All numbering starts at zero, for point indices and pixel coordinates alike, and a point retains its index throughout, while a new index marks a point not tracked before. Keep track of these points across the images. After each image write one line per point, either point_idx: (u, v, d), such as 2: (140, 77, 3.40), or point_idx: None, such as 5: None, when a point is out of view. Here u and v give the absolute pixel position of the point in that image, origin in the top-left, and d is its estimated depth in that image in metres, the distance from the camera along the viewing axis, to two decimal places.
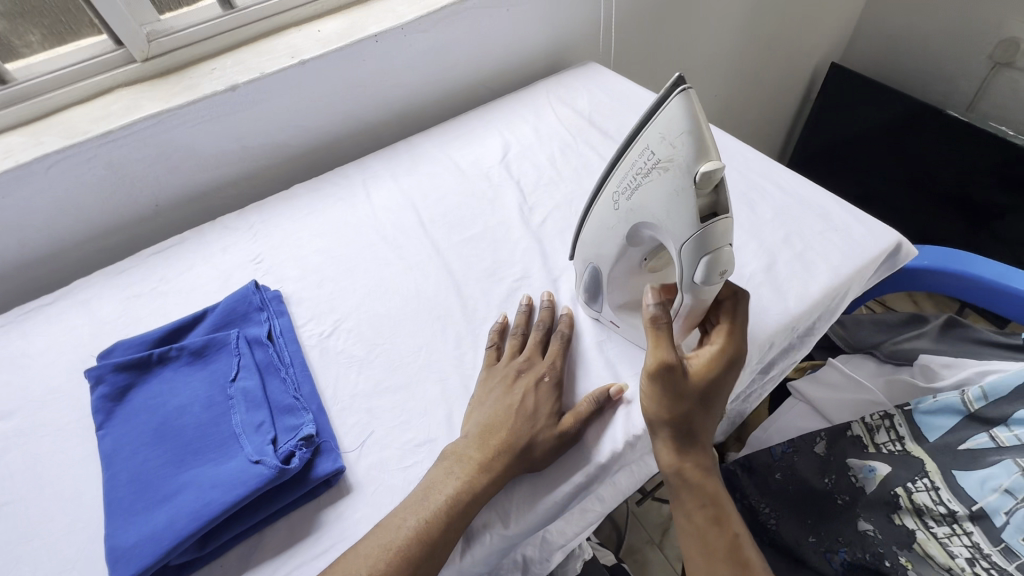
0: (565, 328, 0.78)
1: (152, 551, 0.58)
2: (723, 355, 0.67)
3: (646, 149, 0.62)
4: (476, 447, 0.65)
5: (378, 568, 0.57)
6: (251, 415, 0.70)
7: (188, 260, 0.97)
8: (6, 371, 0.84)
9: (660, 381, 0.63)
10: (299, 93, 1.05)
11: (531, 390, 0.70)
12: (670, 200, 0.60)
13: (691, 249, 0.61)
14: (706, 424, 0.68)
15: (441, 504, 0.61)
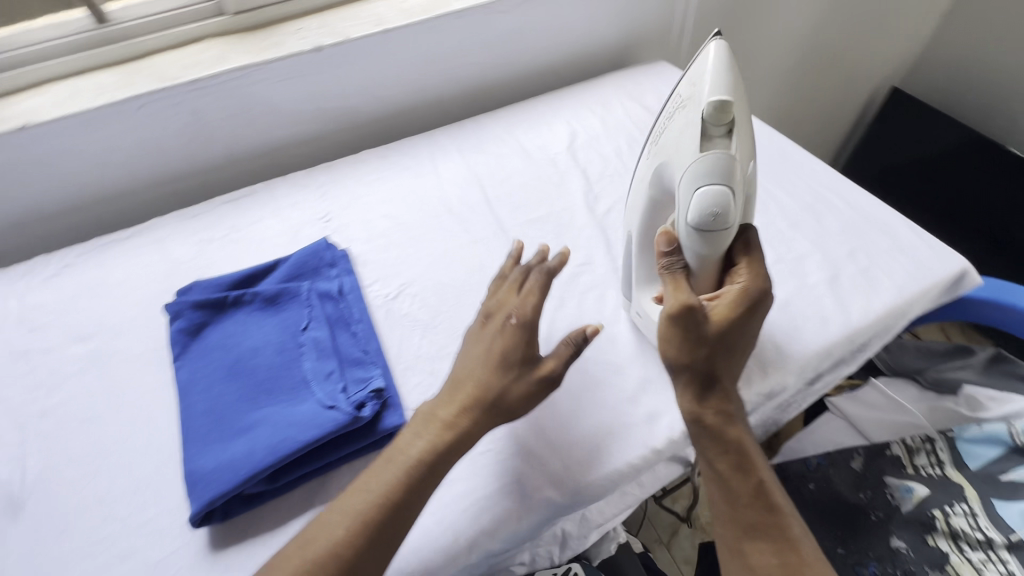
0: (541, 274, 0.71)
1: (230, 478, 0.61)
2: (744, 298, 0.65)
3: (678, 95, 0.70)
4: (456, 395, 0.64)
5: (341, 552, 0.55)
6: (321, 364, 0.73)
7: (259, 212, 1.00)
8: (85, 297, 0.88)
9: (678, 325, 0.63)
10: (377, 62, 1.07)
11: (500, 339, 0.66)
12: (682, 134, 0.66)
13: (689, 193, 0.64)
14: (729, 368, 0.66)
15: (406, 464, 0.60)
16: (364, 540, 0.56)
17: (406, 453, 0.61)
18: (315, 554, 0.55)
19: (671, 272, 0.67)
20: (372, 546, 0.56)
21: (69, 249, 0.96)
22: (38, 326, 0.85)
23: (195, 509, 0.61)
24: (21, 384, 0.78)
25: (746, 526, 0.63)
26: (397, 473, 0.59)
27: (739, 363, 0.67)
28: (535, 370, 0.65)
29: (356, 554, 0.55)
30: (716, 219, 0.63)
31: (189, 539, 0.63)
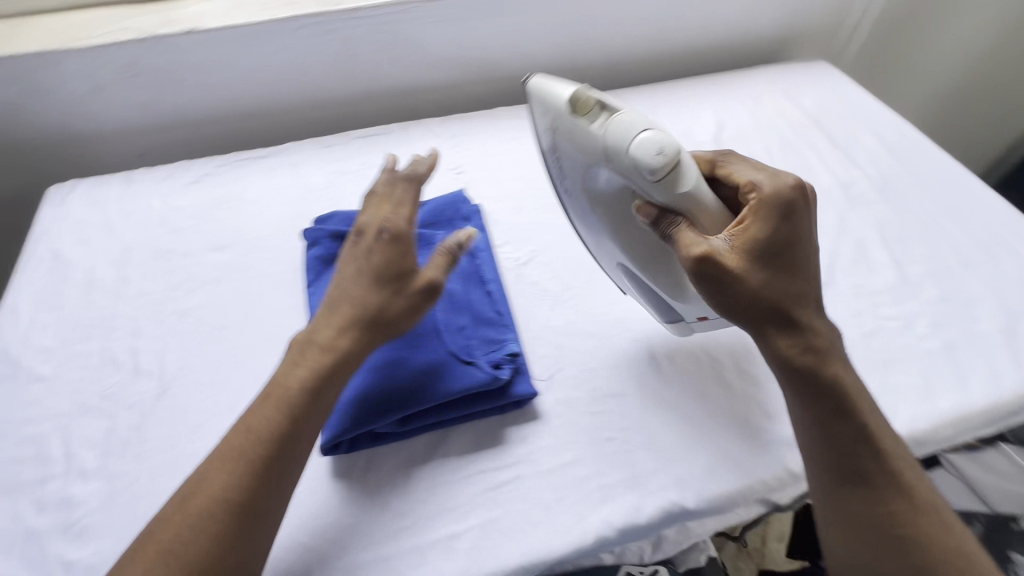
0: (411, 190, 0.69)
1: (364, 414, 0.62)
2: (762, 208, 0.57)
3: (547, 135, 0.65)
4: (325, 323, 0.62)
5: (224, 501, 0.52)
6: (453, 317, 0.70)
7: (391, 153, 0.99)
8: (223, 209, 0.90)
9: (705, 269, 0.56)
10: (532, 18, 1.03)
11: (365, 257, 0.64)
12: (581, 143, 0.61)
13: (624, 159, 0.57)
14: (796, 292, 0.58)
15: (286, 394, 0.57)
16: (244, 486, 0.53)
17: (281, 390, 0.58)
18: (190, 502, 0.52)
19: (677, 227, 0.57)
20: (264, 488, 0.53)
21: (210, 159, 0.98)
22: (178, 228, 0.87)
23: (328, 434, 0.62)
24: (162, 282, 0.80)
25: (843, 477, 0.57)
26: (250, 422, 0.56)
27: (809, 285, 0.59)
28: (406, 287, 0.63)
29: (249, 498, 0.52)
30: (662, 156, 0.55)
31: (314, 463, 0.63)
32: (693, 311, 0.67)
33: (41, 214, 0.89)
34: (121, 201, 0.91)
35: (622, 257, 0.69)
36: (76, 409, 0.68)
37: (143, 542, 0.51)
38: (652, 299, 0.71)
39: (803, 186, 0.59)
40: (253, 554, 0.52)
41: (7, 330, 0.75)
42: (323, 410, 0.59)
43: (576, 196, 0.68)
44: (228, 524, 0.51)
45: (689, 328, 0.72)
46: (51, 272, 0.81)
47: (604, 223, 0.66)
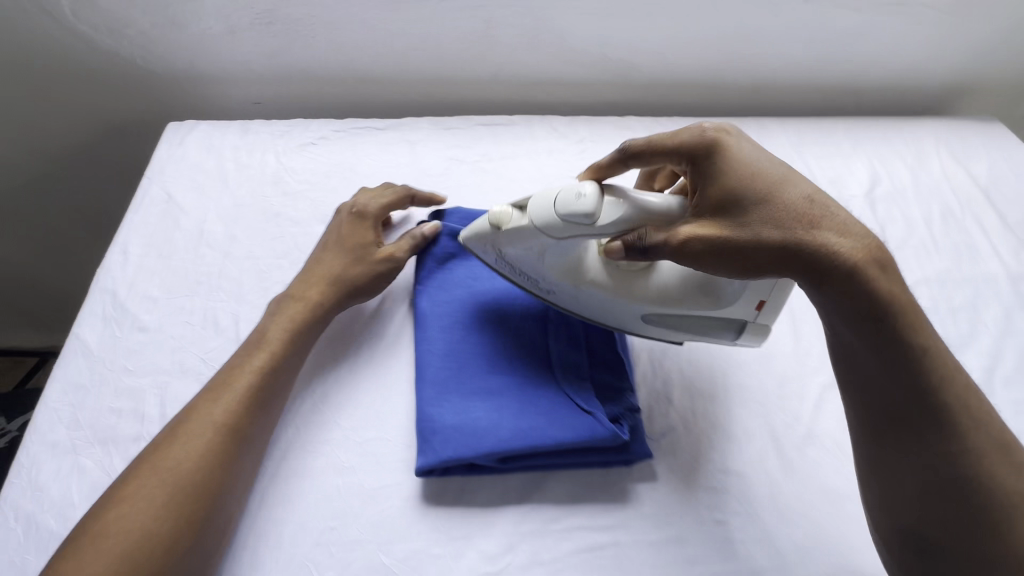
0: (401, 193, 0.78)
1: (471, 447, 0.57)
2: (707, 168, 0.55)
3: (496, 255, 0.68)
4: (303, 286, 0.69)
5: (214, 426, 0.56)
6: (569, 353, 0.66)
7: (513, 148, 0.93)
8: (336, 178, 0.86)
9: (691, 251, 0.54)
10: (690, 24, 0.93)
11: (337, 232, 0.74)
12: (532, 245, 0.63)
13: (560, 226, 0.59)
14: (795, 217, 0.51)
15: (273, 348, 0.63)
16: (234, 432, 0.57)
17: (263, 343, 0.63)
18: (179, 442, 0.55)
19: (636, 237, 0.57)
20: (247, 413, 0.58)
21: (328, 121, 0.94)
22: (290, 192, 0.84)
23: (426, 458, 0.57)
24: (269, 247, 0.77)
25: (889, 417, 0.51)
26: (232, 372, 0.60)
27: (804, 203, 0.52)
28: (369, 257, 0.72)
29: (233, 421, 0.57)
30: (584, 199, 0.57)
31: (406, 480, 0.60)
32: (747, 306, 0.62)
33: (158, 151, 0.87)
34: (237, 150, 0.88)
35: (642, 310, 0.64)
36: (175, 368, 0.66)
37: (133, 466, 0.54)
38: (703, 324, 0.65)
39: (703, 125, 0.57)
40: (229, 490, 0.55)
41: (116, 269, 0.74)
42: (299, 353, 0.65)
43: (565, 291, 0.65)
44: (222, 444, 0.55)
45: (764, 326, 0.65)
46: (162, 216, 0.79)
47: (598, 298, 0.64)
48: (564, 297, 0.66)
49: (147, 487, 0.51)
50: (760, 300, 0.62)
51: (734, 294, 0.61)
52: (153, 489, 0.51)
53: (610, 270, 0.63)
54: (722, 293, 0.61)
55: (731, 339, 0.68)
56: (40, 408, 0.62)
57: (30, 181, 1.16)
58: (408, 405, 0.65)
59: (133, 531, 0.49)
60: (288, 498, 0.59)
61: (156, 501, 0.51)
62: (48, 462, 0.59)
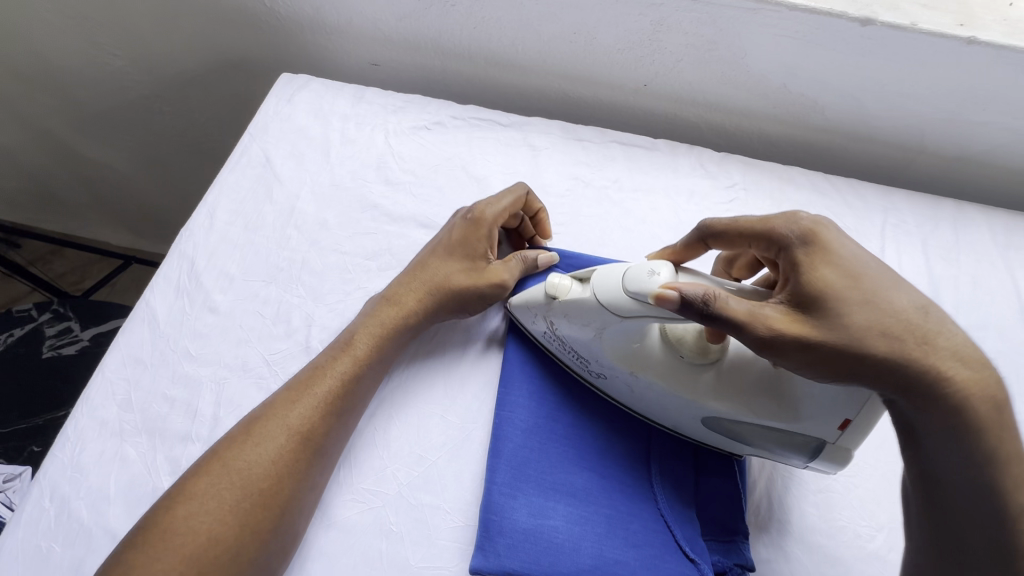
0: (519, 195, 0.65)
1: (546, 564, 0.48)
2: (802, 256, 0.46)
3: (549, 332, 0.58)
4: (400, 291, 0.61)
5: (292, 432, 0.51)
6: (674, 467, 0.54)
7: (649, 180, 0.78)
8: (443, 174, 0.76)
9: (772, 342, 0.44)
10: (910, 71, 0.74)
11: (447, 237, 0.64)
12: (591, 323, 0.53)
13: (626, 303, 0.49)
14: (905, 331, 0.43)
15: (361, 353, 0.56)
16: (312, 440, 0.51)
17: (352, 343, 0.57)
18: (253, 443, 0.50)
19: (703, 295, 0.44)
20: (325, 421, 0.52)
21: (447, 103, 0.83)
22: (392, 181, 0.75)
23: (486, 560, 0.48)
24: (359, 243, 0.69)
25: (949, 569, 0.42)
26: (317, 371, 0.55)
27: (916, 315, 0.44)
28: (477, 274, 0.61)
29: (310, 430, 0.51)
30: (660, 277, 0.47)
31: (457, 567, 0.51)
32: (826, 424, 0.47)
33: (266, 105, 0.80)
34: (346, 120, 0.80)
35: (705, 411, 0.51)
36: (236, 364, 0.60)
37: (205, 460, 0.49)
38: (770, 439, 0.50)
39: (798, 214, 0.49)
40: (297, 508, 0.49)
41: (199, 234, 0.68)
42: (384, 363, 0.58)
43: (619, 379, 0.55)
44: (297, 453, 0.50)
45: (845, 450, 0.49)
46: (256, 182, 0.73)
47: (657, 392, 0.53)
48: (615, 385, 0.56)
49: (217, 488, 0.47)
50: (844, 419, 0.47)
51: (814, 407, 0.47)
52: (223, 492, 0.47)
53: (670, 359, 0.52)
54: (798, 403, 0.48)
55: (802, 462, 0.52)
56: (96, 377, 0.58)
57: (143, 100, 1.15)
58: (475, 475, 0.55)
59: (199, 538, 0.45)
60: (340, 540, 0.52)
61: (225, 507, 0.46)
62: (94, 441, 0.55)
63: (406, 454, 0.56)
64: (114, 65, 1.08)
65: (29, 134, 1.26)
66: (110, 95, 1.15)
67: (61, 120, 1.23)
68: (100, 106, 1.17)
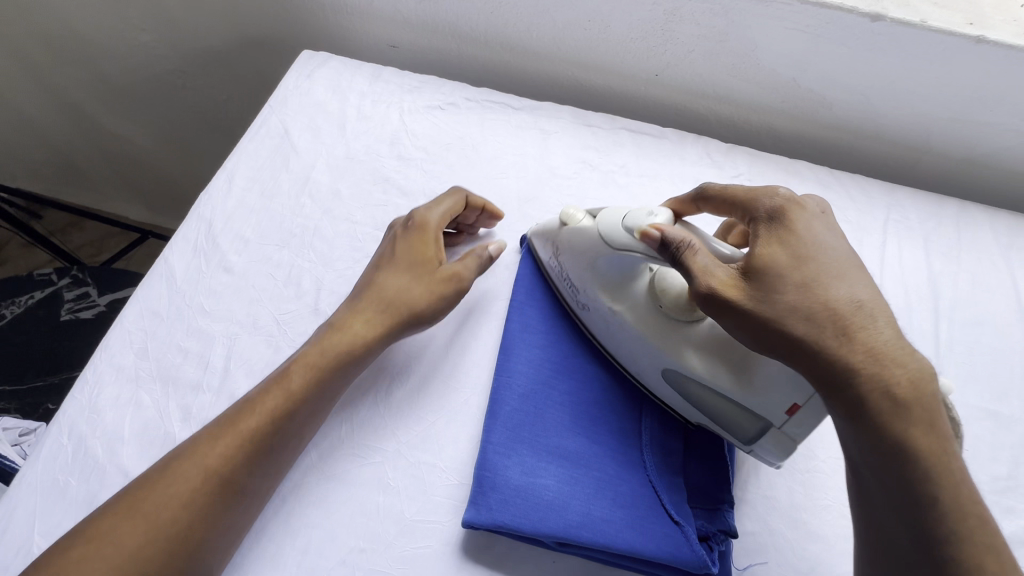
0: (459, 196, 0.66)
1: (534, 519, 0.49)
2: (766, 234, 0.49)
3: (554, 265, 0.62)
4: (348, 315, 0.58)
5: (208, 473, 0.48)
6: (664, 437, 0.56)
7: (656, 167, 0.80)
8: (454, 152, 0.78)
9: (710, 298, 0.47)
10: (919, 70, 0.75)
11: (390, 250, 0.62)
12: (588, 256, 0.58)
13: (620, 234, 0.54)
14: (829, 318, 0.45)
15: (297, 389, 0.53)
16: (234, 482, 0.49)
17: (289, 377, 0.53)
18: (168, 485, 0.47)
19: (678, 239, 0.49)
20: (248, 463, 0.49)
21: (462, 85, 0.85)
22: (404, 157, 0.77)
23: (478, 513, 0.50)
24: (369, 214, 0.72)
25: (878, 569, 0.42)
26: (250, 406, 0.51)
27: (847, 305, 0.45)
28: (428, 278, 0.60)
29: (231, 471, 0.48)
30: (657, 219, 0.52)
31: (450, 522, 0.54)
32: (774, 404, 0.48)
33: (286, 79, 0.83)
34: (363, 97, 0.82)
35: (667, 364, 0.53)
36: (248, 321, 0.62)
37: (121, 493, 0.47)
38: (726, 411, 0.52)
39: (781, 191, 0.52)
40: (211, 554, 0.47)
41: (218, 198, 0.71)
42: (325, 398, 0.54)
43: (599, 314, 0.58)
44: (211, 498, 0.47)
45: (790, 441, 0.50)
46: (274, 152, 0.76)
47: (630, 332, 0.55)
48: (596, 322, 0.59)
49: (122, 532, 0.45)
50: (793, 404, 0.47)
51: (769, 381, 0.48)
52: (125, 535, 0.45)
53: (651, 306, 0.55)
54: (756, 376, 0.49)
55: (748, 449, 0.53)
56: (116, 327, 0.61)
57: (168, 75, 1.18)
58: (471, 437, 0.57)
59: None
60: (338, 490, 0.55)
61: (124, 553, 0.44)
62: (111, 386, 0.58)
63: (408, 413, 0.58)
64: (141, 39, 1.12)
65: (56, 105, 1.30)
66: (135, 69, 1.18)
67: (86, 93, 1.26)
68: (126, 80, 1.21)
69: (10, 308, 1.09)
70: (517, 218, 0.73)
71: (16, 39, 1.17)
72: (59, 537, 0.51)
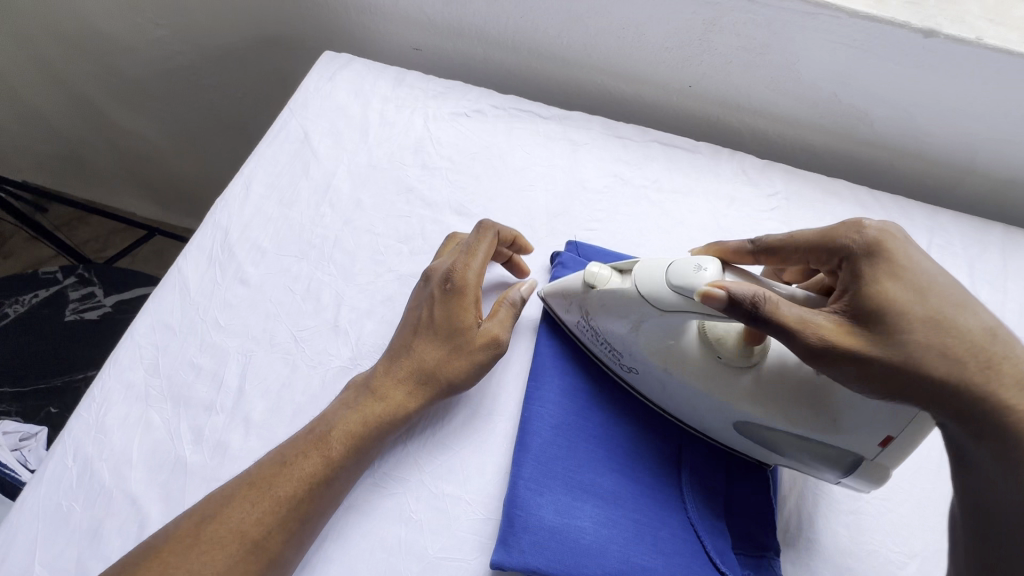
0: (489, 237, 0.59)
1: (569, 565, 0.46)
2: (872, 266, 0.46)
3: (586, 327, 0.56)
4: (386, 382, 0.54)
5: (243, 538, 0.45)
6: (704, 475, 0.53)
7: (690, 182, 0.77)
8: (481, 162, 0.75)
9: (823, 353, 0.43)
10: (969, 89, 0.72)
11: (427, 308, 0.57)
12: (630, 319, 0.52)
13: (671, 297, 0.49)
14: (967, 354, 0.42)
15: (337, 454, 0.50)
16: (270, 550, 0.45)
17: (326, 434, 0.50)
18: (200, 549, 0.44)
19: (752, 296, 0.43)
20: (284, 529, 0.46)
21: (488, 92, 0.82)
22: (429, 166, 0.74)
23: (508, 555, 0.47)
24: (392, 226, 0.69)
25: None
26: (287, 462, 0.48)
27: (981, 334, 0.43)
28: (468, 344, 0.55)
29: (265, 539, 0.45)
30: (706, 274, 0.47)
31: (475, 561, 0.50)
32: (868, 439, 0.46)
33: (307, 81, 0.80)
34: (386, 102, 0.79)
35: (737, 414, 0.50)
36: (264, 337, 0.59)
37: (142, 553, 0.44)
38: (809, 453, 0.50)
39: (863, 222, 0.48)
40: None
41: (235, 204, 0.68)
42: (364, 463, 0.51)
43: (651, 376, 0.54)
44: (248, 565, 0.44)
45: (883, 469, 0.48)
46: (293, 157, 0.72)
47: (688, 390, 0.52)
48: (646, 382, 0.55)
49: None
50: (886, 436, 0.46)
51: (857, 420, 0.46)
52: None
53: (708, 360, 0.51)
54: (840, 418, 0.46)
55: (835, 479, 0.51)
56: (125, 340, 0.58)
57: (181, 72, 1.15)
58: (499, 469, 0.54)
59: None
60: (357, 523, 0.51)
61: None
62: (119, 404, 0.55)
63: (433, 439, 0.55)
64: (156, 34, 1.09)
65: (66, 99, 1.27)
66: (149, 64, 1.15)
67: (97, 87, 1.23)
68: (138, 75, 1.18)
69: (13, 307, 1.06)
70: (546, 234, 0.70)
71: (27, 29, 1.14)
72: (62, 568, 0.48)
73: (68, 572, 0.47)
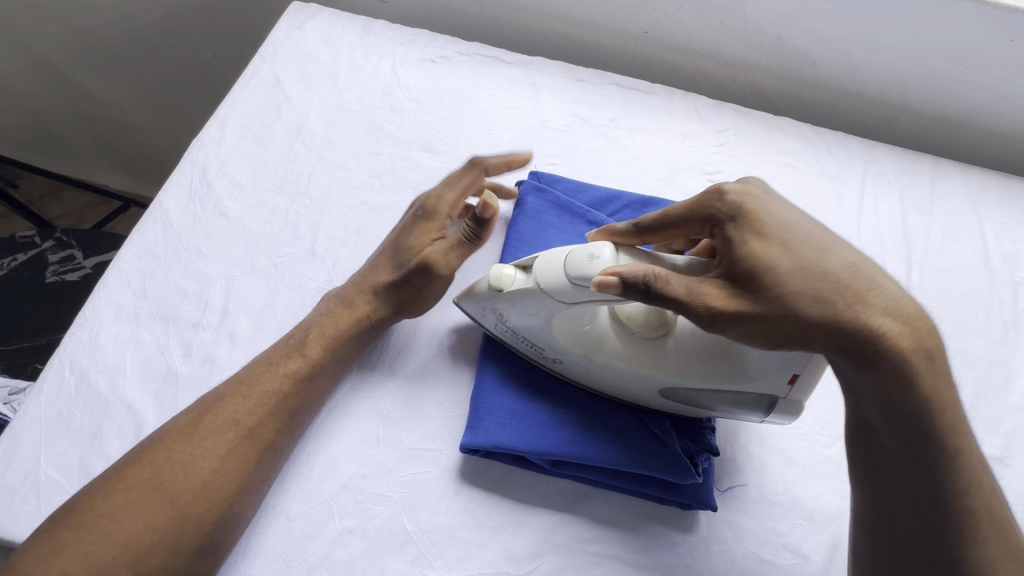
0: (474, 172, 0.62)
1: (532, 443, 0.53)
2: (730, 230, 0.46)
3: (502, 325, 0.56)
4: (354, 292, 0.59)
5: (238, 427, 0.50)
6: None
7: (645, 121, 0.81)
8: (447, 103, 0.79)
9: (714, 317, 0.44)
10: (899, 26, 0.78)
11: (400, 229, 0.61)
12: (547, 322, 0.53)
13: (570, 291, 0.49)
14: (839, 295, 0.43)
15: (316, 356, 0.55)
16: (264, 436, 0.50)
17: (305, 338, 0.56)
18: (200, 435, 0.49)
19: (643, 279, 0.45)
20: (273, 420, 0.51)
21: (453, 39, 0.85)
22: (397, 108, 0.77)
23: (475, 436, 0.53)
24: (364, 162, 0.72)
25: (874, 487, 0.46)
26: (273, 362, 0.54)
27: (848, 275, 0.44)
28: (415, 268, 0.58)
29: (258, 427, 0.50)
30: (600, 261, 0.47)
31: (448, 450, 0.56)
32: (777, 380, 0.49)
33: (277, 30, 0.82)
34: (355, 49, 0.82)
35: (661, 383, 0.51)
36: (245, 264, 0.63)
37: (147, 445, 0.48)
38: (724, 401, 0.52)
39: (722, 188, 0.49)
40: (247, 504, 0.49)
41: (211, 145, 0.71)
42: (342, 364, 0.56)
43: (575, 362, 0.54)
44: (244, 451, 0.49)
45: (796, 403, 0.51)
46: (267, 101, 0.76)
47: (614, 369, 0.52)
48: (572, 368, 0.55)
49: (160, 480, 0.46)
50: (793, 374, 0.49)
51: (762, 367, 0.49)
52: (167, 484, 0.46)
53: (623, 338, 0.52)
54: (748, 366, 0.49)
55: (759, 417, 0.54)
56: (113, 267, 0.62)
57: (151, 31, 1.15)
58: (467, 374, 0.59)
59: (137, 528, 0.44)
60: (337, 421, 0.56)
61: (165, 498, 0.46)
62: (110, 324, 0.59)
63: (406, 350, 0.60)
64: None
65: (31, 65, 1.26)
66: (118, 26, 1.15)
67: (65, 51, 1.23)
68: (106, 35, 1.18)
69: None
70: (510, 168, 0.75)
71: None
72: (66, 466, 0.52)
73: (72, 469, 0.52)
